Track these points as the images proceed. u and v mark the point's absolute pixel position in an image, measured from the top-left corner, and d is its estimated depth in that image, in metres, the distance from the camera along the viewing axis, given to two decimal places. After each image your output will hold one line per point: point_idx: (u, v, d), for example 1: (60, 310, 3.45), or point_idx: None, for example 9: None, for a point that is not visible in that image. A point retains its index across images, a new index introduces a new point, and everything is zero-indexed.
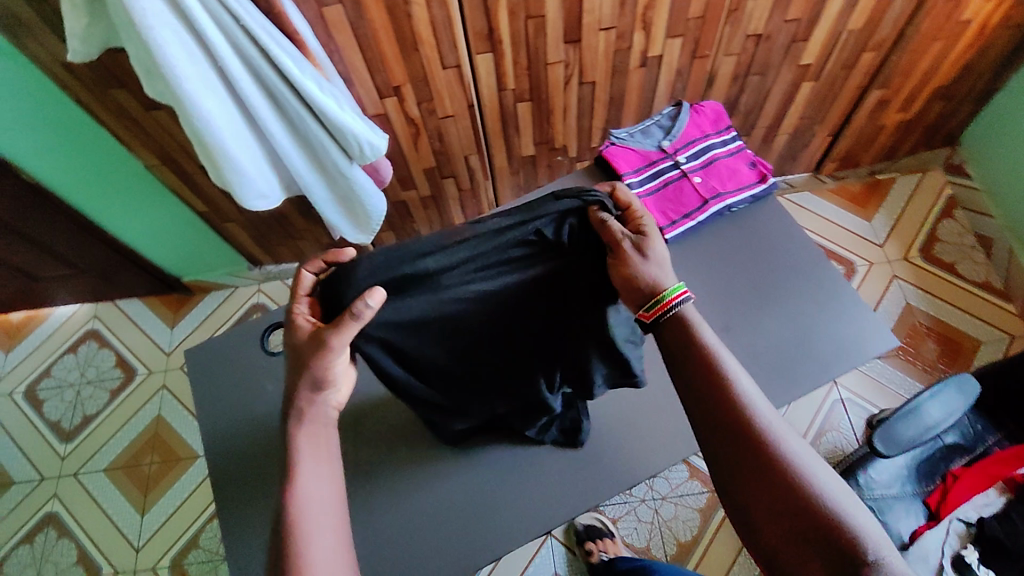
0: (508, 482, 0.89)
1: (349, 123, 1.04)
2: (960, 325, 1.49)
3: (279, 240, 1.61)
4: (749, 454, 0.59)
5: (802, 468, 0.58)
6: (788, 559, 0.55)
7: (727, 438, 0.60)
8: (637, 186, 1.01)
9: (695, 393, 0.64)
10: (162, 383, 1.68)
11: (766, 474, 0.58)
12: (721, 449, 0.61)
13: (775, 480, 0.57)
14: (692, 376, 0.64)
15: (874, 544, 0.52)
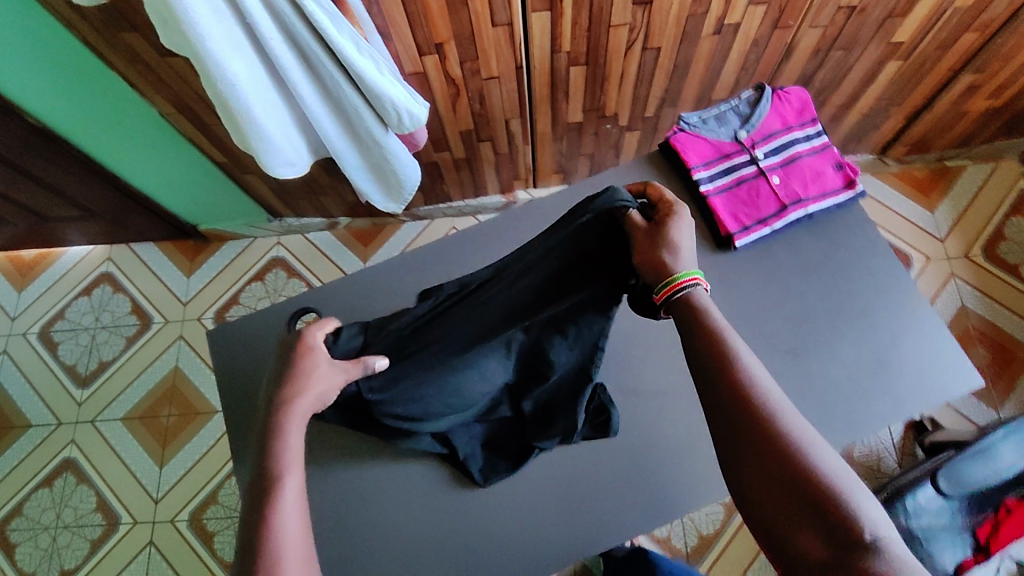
0: (553, 500, 0.86)
1: (387, 90, 0.93)
2: (1014, 332, 1.40)
3: (301, 193, 1.52)
4: (744, 428, 0.53)
5: (807, 447, 0.51)
6: (781, 532, 0.49)
7: (724, 404, 0.55)
8: (707, 182, 0.91)
9: (694, 362, 0.58)
10: (178, 333, 1.65)
11: (761, 452, 0.51)
12: (719, 416, 0.55)
13: (773, 458, 0.51)
14: (693, 346, 0.58)
15: (872, 525, 0.47)
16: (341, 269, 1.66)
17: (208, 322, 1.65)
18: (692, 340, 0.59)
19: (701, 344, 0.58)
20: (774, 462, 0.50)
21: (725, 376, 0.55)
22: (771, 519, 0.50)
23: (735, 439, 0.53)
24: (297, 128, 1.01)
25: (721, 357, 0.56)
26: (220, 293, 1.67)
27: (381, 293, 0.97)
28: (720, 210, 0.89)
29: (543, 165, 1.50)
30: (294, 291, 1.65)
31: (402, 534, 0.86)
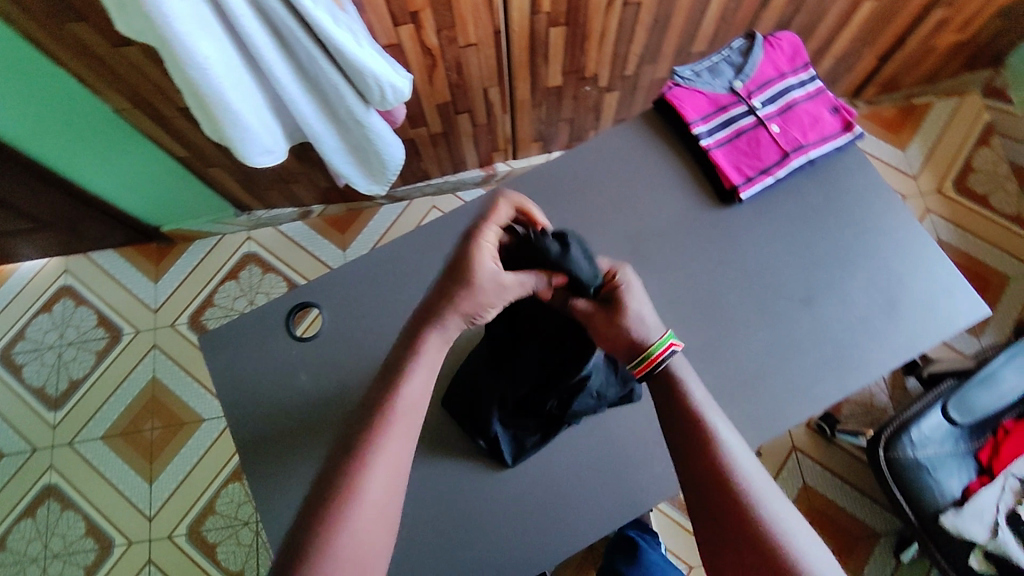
0: (582, 469, 0.85)
1: (369, 64, 0.88)
2: (986, 260, 1.45)
3: (270, 183, 1.44)
4: (723, 520, 0.52)
5: (773, 525, 0.50)
6: None
7: (696, 483, 0.54)
8: (706, 136, 0.89)
9: (671, 446, 0.57)
10: (152, 342, 1.56)
11: (740, 548, 0.50)
12: (691, 496, 0.54)
13: (751, 552, 0.50)
14: (670, 431, 0.57)
15: None
16: (319, 259, 1.60)
17: (183, 328, 1.57)
18: (668, 424, 0.58)
19: (679, 428, 0.57)
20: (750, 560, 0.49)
21: (700, 465, 0.54)
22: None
23: (707, 518, 0.53)
24: (272, 113, 0.95)
25: (698, 442, 0.55)
26: (192, 296, 1.59)
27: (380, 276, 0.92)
28: (722, 163, 0.88)
29: (521, 134, 1.46)
30: (271, 286, 1.58)
31: (433, 524, 0.83)
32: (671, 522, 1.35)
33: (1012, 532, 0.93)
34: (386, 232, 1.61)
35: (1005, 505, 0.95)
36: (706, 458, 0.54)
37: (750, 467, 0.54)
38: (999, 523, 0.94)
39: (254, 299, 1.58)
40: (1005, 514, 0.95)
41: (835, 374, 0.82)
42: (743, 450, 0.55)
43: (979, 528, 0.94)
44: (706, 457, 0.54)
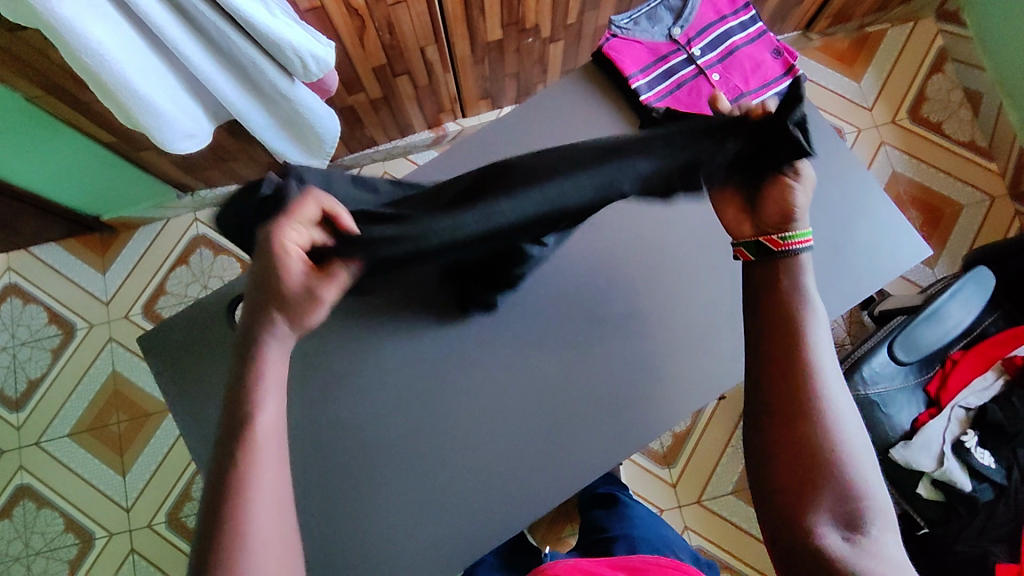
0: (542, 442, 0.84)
1: (283, 35, 0.82)
2: (939, 190, 1.45)
3: (208, 162, 1.37)
4: (790, 402, 0.57)
5: (837, 422, 0.56)
6: (786, 486, 0.55)
7: (783, 360, 0.58)
8: (646, 90, 0.86)
9: (761, 325, 0.60)
10: (108, 336, 1.53)
11: (805, 427, 0.56)
12: (773, 369, 0.58)
13: (809, 431, 0.56)
14: (763, 311, 0.60)
15: (872, 511, 0.54)
16: None
17: (138, 317, 1.53)
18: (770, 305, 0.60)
19: (776, 309, 0.59)
20: (802, 444, 0.55)
21: (788, 355, 0.58)
22: (780, 491, 0.56)
23: (783, 391, 0.57)
24: (189, 94, 0.89)
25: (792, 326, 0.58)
26: (144, 284, 1.55)
27: None
28: None
29: (467, 91, 1.41)
30: (224, 269, 1.55)
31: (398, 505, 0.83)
32: (641, 470, 1.39)
33: (957, 461, 0.96)
34: None
35: (951, 436, 0.98)
36: (792, 350, 0.58)
37: (829, 369, 0.58)
38: (946, 453, 0.96)
39: (207, 283, 1.54)
40: (951, 444, 0.97)
41: None
42: (829, 347, 0.59)
43: (926, 459, 0.97)
44: (796, 347, 0.58)
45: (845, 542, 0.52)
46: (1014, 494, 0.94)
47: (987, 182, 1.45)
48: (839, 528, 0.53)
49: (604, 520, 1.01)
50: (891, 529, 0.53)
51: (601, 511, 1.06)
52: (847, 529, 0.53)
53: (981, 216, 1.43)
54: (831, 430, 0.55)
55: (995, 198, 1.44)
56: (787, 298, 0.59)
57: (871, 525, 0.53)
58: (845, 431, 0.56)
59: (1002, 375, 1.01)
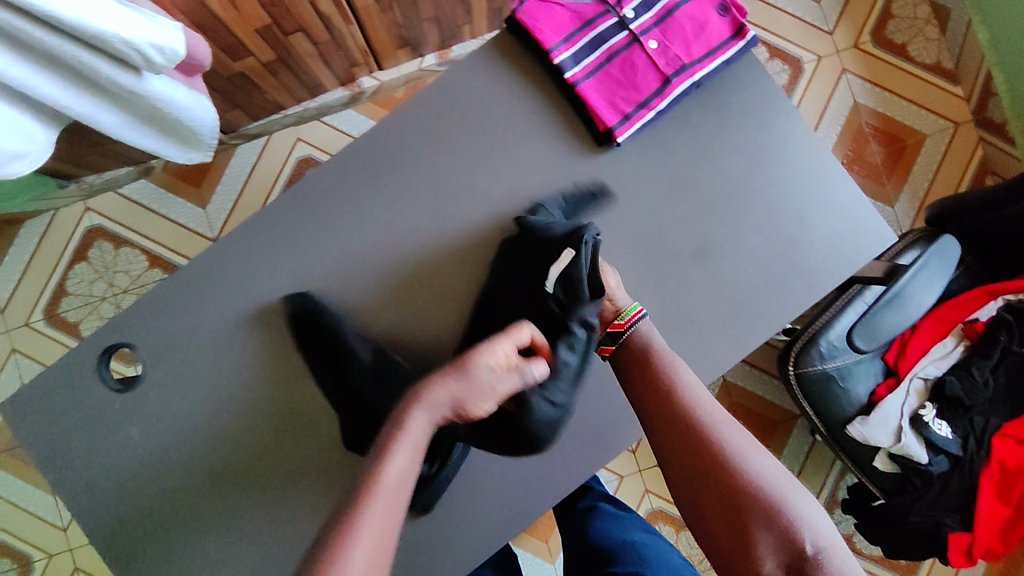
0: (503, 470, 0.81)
1: (106, 25, 0.64)
2: (903, 119, 1.35)
3: (85, 149, 1.16)
4: (688, 460, 0.60)
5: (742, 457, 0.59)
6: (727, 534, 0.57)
7: (671, 420, 0.62)
8: (571, 64, 0.74)
9: (645, 401, 0.65)
10: (10, 346, 1.36)
11: (714, 476, 0.58)
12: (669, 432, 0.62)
13: (721, 479, 0.58)
14: (638, 378, 0.66)
15: (809, 530, 0.55)
16: (179, 225, 1.38)
17: (42, 324, 1.37)
18: (639, 373, 0.66)
19: (646, 378, 0.66)
20: (730, 494, 0.57)
21: (673, 412, 0.62)
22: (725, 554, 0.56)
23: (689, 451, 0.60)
24: (10, 104, 0.71)
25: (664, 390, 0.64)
26: (42, 287, 1.37)
27: (212, 294, 0.77)
28: (593, 100, 0.73)
29: (380, 42, 1.21)
30: (129, 262, 1.38)
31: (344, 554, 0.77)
32: None
33: (914, 434, 0.93)
34: (247, 180, 1.39)
35: (909, 409, 0.94)
36: (674, 403, 0.63)
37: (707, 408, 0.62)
38: (903, 427, 0.93)
39: (113, 279, 1.37)
40: (908, 417, 0.94)
41: (731, 332, 0.74)
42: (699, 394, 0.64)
43: (883, 435, 0.93)
44: (676, 405, 0.63)
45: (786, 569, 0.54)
46: (969, 464, 0.92)
47: (952, 107, 1.35)
48: (790, 554, 0.54)
49: (609, 540, 0.84)
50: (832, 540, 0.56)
51: (598, 527, 0.88)
52: (796, 555, 0.54)
53: (945, 145, 1.34)
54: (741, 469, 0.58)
55: (960, 124, 1.35)
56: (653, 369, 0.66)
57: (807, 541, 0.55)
58: (743, 454, 0.59)
59: (963, 341, 0.96)
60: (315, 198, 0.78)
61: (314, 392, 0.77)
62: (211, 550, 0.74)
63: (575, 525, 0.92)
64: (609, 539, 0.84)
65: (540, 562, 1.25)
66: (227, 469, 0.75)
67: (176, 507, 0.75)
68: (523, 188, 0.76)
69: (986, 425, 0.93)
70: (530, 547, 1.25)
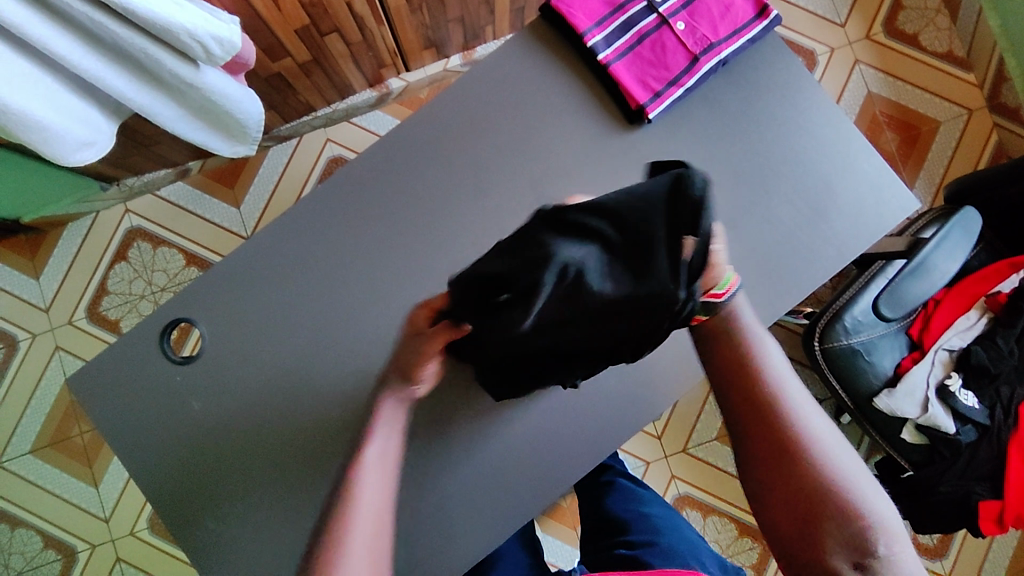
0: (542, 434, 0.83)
1: (173, 17, 0.69)
2: (917, 107, 1.38)
3: (129, 150, 1.21)
4: (769, 438, 0.62)
5: (826, 463, 0.60)
6: (796, 537, 0.60)
7: (755, 424, 0.63)
8: (604, 47, 0.78)
9: (734, 399, 0.65)
10: (54, 344, 1.41)
11: (795, 482, 0.60)
12: (751, 435, 0.63)
13: (802, 486, 0.60)
14: (726, 376, 0.65)
15: (885, 539, 0.58)
16: (215, 224, 1.43)
17: (84, 323, 1.42)
18: (729, 364, 0.65)
19: (735, 377, 0.65)
20: (810, 501, 0.59)
21: (763, 414, 0.63)
22: (789, 534, 0.60)
23: (772, 456, 0.62)
24: (79, 96, 0.76)
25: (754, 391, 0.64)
26: (83, 286, 1.42)
27: (264, 273, 0.82)
28: (624, 80, 0.77)
29: (409, 43, 1.27)
30: (167, 261, 1.43)
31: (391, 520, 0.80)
32: None
33: (941, 405, 0.95)
34: (280, 178, 1.44)
35: (935, 380, 0.96)
36: (764, 408, 0.63)
37: (800, 413, 0.63)
38: (930, 398, 0.95)
39: (152, 278, 1.42)
40: (935, 388, 0.96)
41: (760, 299, 0.77)
42: (800, 395, 0.64)
43: (910, 407, 0.96)
44: (766, 409, 0.63)
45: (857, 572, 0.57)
46: (997, 432, 0.94)
47: (965, 95, 1.38)
48: (864, 562, 0.57)
49: (623, 514, 0.86)
50: (907, 549, 0.58)
51: (615, 501, 0.89)
52: (869, 563, 0.57)
53: (959, 131, 1.37)
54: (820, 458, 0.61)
55: (974, 111, 1.38)
56: (743, 367, 0.65)
57: (882, 548, 0.58)
58: (830, 463, 0.60)
59: (986, 313, 0.99)
60: (361, 181, 0.82)
61: (361, 365, 0.80)
62: (267, 516, 0.78)
63: (593, 499, 0.93)
64: (625, 512, 0.86)
65: (571, 547, 1.27)
66: (282, 439, 0.79)
67: (233, 476, 0.79)
68: (558, 166, 0.80)
69: (1012, 394, 0.95)
70: (559, 531, 1.27)
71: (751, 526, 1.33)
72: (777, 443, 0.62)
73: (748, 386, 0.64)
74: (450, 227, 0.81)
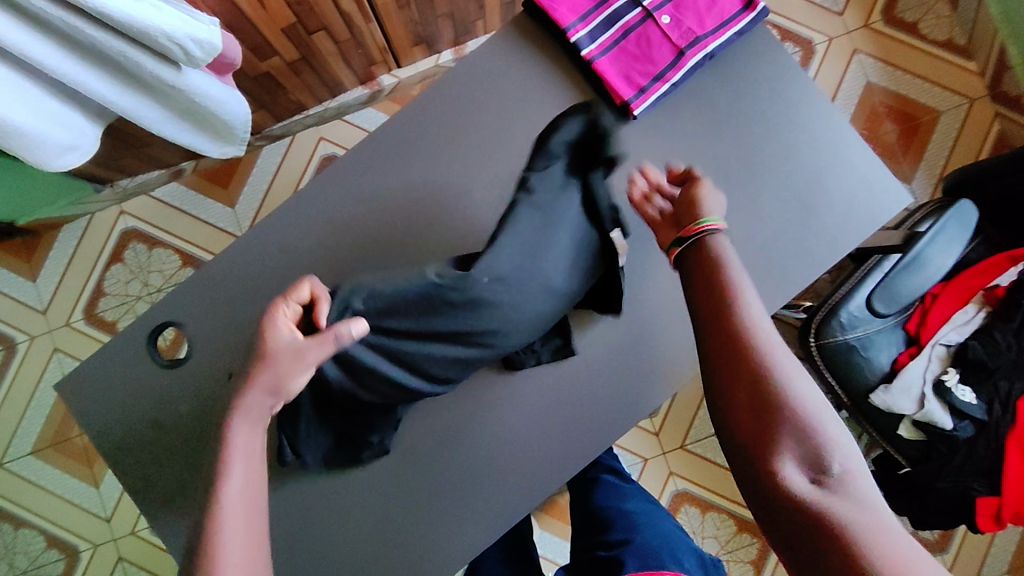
0: (532, 433, 0.83)
1: (151, 19, 0.69)
2: (917, 97, 1.36)
3: (121, 152, 1.21)
4: (727, 351, 0.56)
5: (787, 384, 0.53)
6: (753, 466, 0.53)
7: (720, 350, 0.56)
8: (588, 42, 0.77)
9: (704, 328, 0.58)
10: (52, 346, 1.42)
11: (754, 406, 0.53)
12: (715, 361, 0.56)
13: (761, 411, 0.53)
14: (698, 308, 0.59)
15: (842, 459, 0.51)
16: (209, 225, 1.43)
17: (81, 324, 1.42)
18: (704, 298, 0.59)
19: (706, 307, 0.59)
20: (767, 424, 0.52)
21: (728, 341, 0.56)
22: (744, 461, 0.53)
23: (732, 381, 0.55)
24: (60, 100, 0.75)
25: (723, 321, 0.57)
26: (80, 288, 1.43)
27: (250, 275, 0.81)
28: (609, 76, 0.76)
29: (399, 39, 1.25)
30: (162, 262, 1.43)
31: None
32: None
33: (937, 401, 0.93)
34: (273, 178, 1.44)
35: (932, 375, 0.95)
36: (732, 334, 0.56)
37: (767, 337, 0.55)
38: (926, 394, 0.94)
39: (148, 279, 1.43)
40: (931, 384, 0.94)
41: None
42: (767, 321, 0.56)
43: (906, 403, 0.94)
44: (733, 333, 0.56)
45: (813, 488, 0.50)
46: (994, 428, 0.93)
47: (966, 83, 1.36)
48: (817, 485, 0.50)
49: (606, 511, 0.85)
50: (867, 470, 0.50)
51: (600, 499, 0.89)
52: (825, 486, 0.50)
53: (960, 121, 1.35)
54: (779, 385, 0.53)
55: (975, 100, 1.35)
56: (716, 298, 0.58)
57: (838, 467, 0.50)
58: (792, 387, 0.53)
59: (983, 307, 0.98)
60: (345, 181, 0.81)
61: None
62: None
63: (583, 497, 0.92)
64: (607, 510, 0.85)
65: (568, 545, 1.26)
66: None
67: None
68: None
69: (1011, 389, 0.93)
70: (556, 528, 1.27)
71: (750, 523, 1.32)
72: (729, 360, 0.55)
73: (716, 316, 0.58)
74: (435, 228, 0.81)
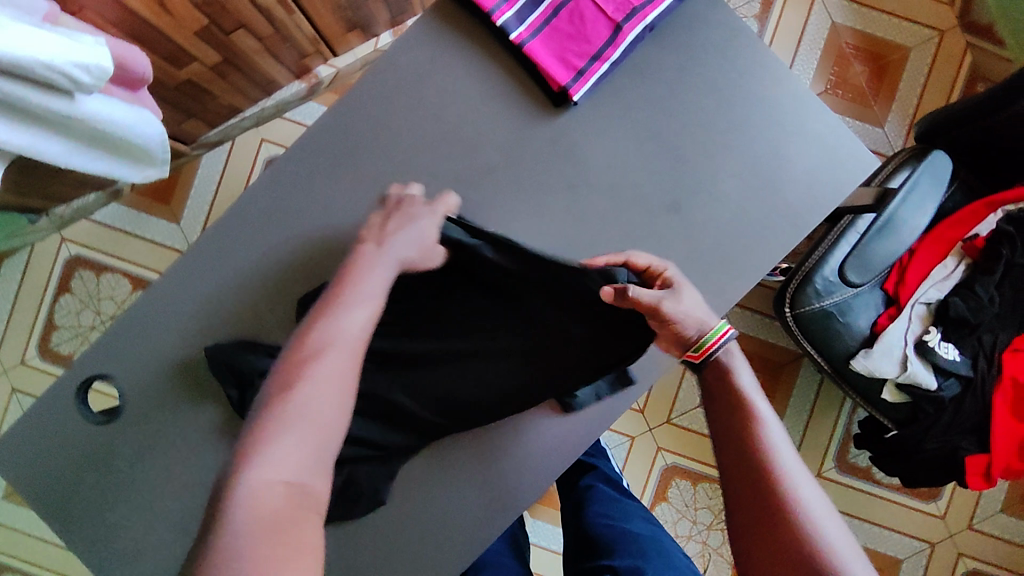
0: (497, 446, 0.77)
1: (23, 51, 0.61)
2: (885, 35, 1.29)
3: (48, 183, 1.11)
4: (749, 477, 0.60)
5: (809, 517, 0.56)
6: None
7: (743, 474, 0.60)
8: (516, 24, 0.70)
9: (726, 451, 0.63)
10: (9, 387, 1.35)
11: (775, 530, 0.57)
12: (739, 484, 0.60)
13: (780, 535, 0.56)
14: (721, 419, 0.64)
15: None
16: (156, 244, 1.36)
17: (37, 361, 1.36)
18: (725, 412, 0.64)
19: (730, 419, 0.64)
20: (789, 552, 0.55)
21: (749, 465, 0.60)
22: None
23: (754, 507, 0.59)
24: None
25: (745, 437, 0.62)
26: (30, 324, 1.36)
27: (184, 314, 0.75)
28: (542, 60, 0.70)
29: (331, 27, 1.17)
30: (113, 288, 1.36)
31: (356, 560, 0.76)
32: None
33: (920, 361, 0.90)
34: (217, 188, 1.37)
35: (913, 336, 0.91)
36: (752, 458, 0.60)
37: (789, 464, 0.60)
38: (909, 356, 0.90)
39: (100, 307, 1.36)
40: (913, 344, 0.91)
41: (715, 284, 0.72)
42: (789, 450, 0.61)
43: (889, 365, 0.90)
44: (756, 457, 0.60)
45: None
46: (981, 383, 0.90)
47: (935, 15, 1.29)
48: None
49: (607, 533, 0.79)
50: None
51: (598, 517, 0.84)
52: None
53: (930, 57, 1.29)
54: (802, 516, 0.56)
55: (945, 32, 1.29)
56: (739, 415, 0.63)
57: None
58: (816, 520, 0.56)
59: (963, 259, 0.93)
60: (273, 201, 0.75)
61: None
62: None
63: (572, 508, 0.90)
64: (610, 531, 0.79)
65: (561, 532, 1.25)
66: None
67: (181, 533, 0.75)
68: (485, 163, 0.74)
69: (995, 341, 0.91)
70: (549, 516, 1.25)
71: None
72: (756, 487, 0.59)
73: (736, 434, 0.62)
74: None
